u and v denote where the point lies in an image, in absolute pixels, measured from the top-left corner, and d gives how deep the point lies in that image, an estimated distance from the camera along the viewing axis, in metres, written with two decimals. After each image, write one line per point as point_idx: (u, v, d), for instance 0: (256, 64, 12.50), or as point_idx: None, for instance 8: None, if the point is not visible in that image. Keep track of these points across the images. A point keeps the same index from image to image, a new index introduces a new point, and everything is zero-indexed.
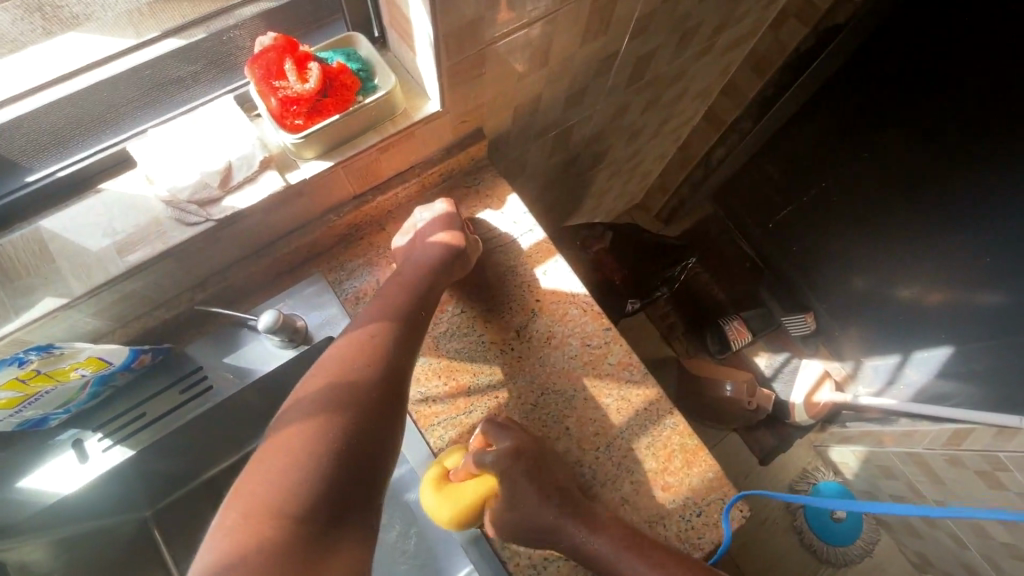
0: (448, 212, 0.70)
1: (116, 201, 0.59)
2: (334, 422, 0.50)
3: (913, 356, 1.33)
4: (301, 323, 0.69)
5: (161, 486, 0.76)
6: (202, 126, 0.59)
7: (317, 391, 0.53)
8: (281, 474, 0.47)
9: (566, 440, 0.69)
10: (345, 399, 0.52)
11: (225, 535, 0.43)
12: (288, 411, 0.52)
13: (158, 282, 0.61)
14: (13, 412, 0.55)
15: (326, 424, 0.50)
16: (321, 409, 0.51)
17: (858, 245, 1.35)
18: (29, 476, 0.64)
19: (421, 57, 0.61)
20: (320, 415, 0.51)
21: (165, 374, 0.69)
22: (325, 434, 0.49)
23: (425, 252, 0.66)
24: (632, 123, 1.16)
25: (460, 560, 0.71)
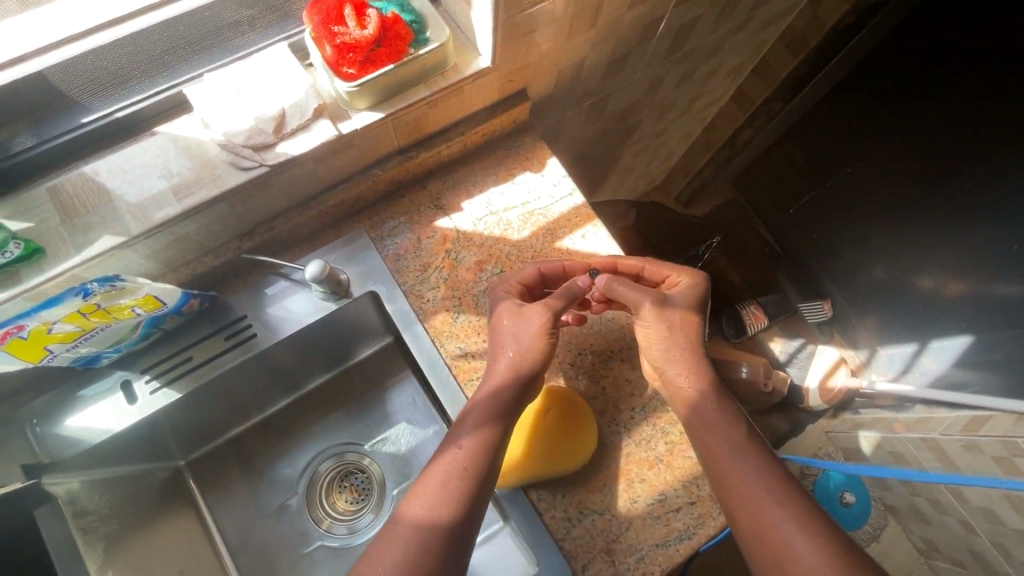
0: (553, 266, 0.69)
1: (171, 143, 0.59)
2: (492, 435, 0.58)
3: (931, 345, 1.33)
4: (344, 277, 0.69)
5: (198, 434, 0.78)
6: (257, 72, 0.60)
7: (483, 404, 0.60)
8: (458, 476, 0.54)
9: (602, 400, 0.70)
10: (499, 413, 0.59)
11: (408, 529, 0.51)
12: (460, 421, 0.59)
13: (209, 227, 0.62)
14: (70, 347, 0.56)
15: (489, 440, 0.57)
16: (486, 423, 0.58)
17: (880, 233, 1.35)
18: (75, 416, 0.65)
19: (477, 11, 0.61)
20: (485, 429, 0.58)
21: (209, 321, 0.70)
22: (490, 448, 0.57)
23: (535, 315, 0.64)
24: (664, 98, 1.15)
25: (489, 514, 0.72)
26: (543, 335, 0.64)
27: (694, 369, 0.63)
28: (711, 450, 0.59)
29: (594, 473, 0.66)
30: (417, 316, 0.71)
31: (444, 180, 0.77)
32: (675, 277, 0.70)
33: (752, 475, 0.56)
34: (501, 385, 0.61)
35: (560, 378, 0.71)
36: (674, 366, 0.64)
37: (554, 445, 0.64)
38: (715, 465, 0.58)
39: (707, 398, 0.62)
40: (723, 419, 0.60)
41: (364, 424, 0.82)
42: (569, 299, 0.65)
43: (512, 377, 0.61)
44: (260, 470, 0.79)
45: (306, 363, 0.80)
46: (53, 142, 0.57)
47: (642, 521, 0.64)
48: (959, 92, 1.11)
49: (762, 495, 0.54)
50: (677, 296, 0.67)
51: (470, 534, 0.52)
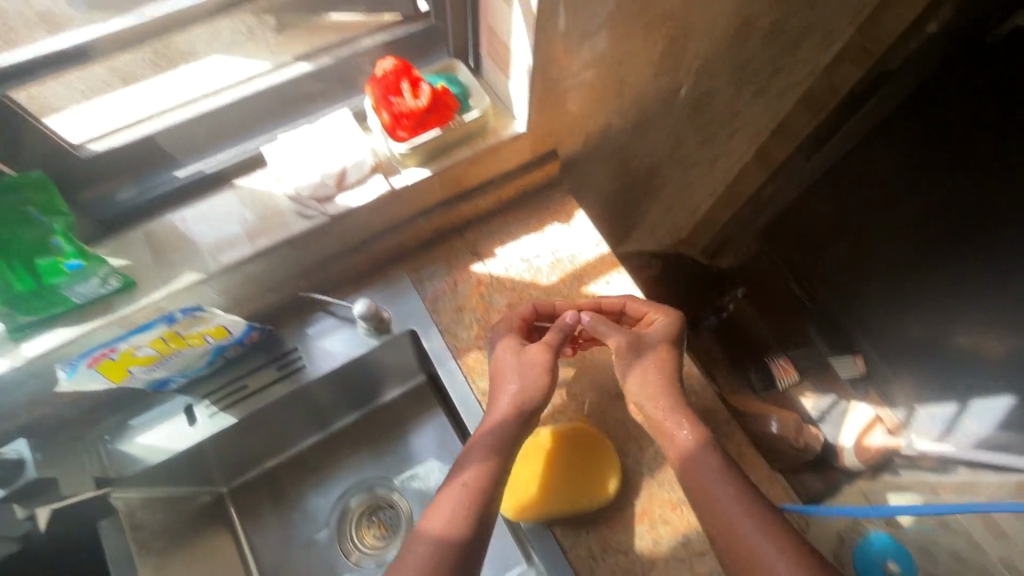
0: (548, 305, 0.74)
1: (248, 194, 0.69)
2: (497, 463, 0.62)
3: (971, 405, 1.30)
4: (386, 315, 0.76)
5: (242, 462, 0.83)
6: (324, 134, 0.70)
7: (491, 431, 0.64)
8: (459, 501, 0.59)
9: (625, 439, 0.72)
10: (505, 443, 0.63)
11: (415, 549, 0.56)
12: (471, 448, 0.64)
13: (274, 267, 0.70)
14: (149, 368, 0.63)
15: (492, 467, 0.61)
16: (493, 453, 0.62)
17: (908, 292, 1.35)
18: (140, 436, 0.71)
19: (516, 85, 0.70)
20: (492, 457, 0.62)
21: (263, 353, 0.76)
22: (492, 476, 0.61)
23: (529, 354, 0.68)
24: (687, 156, 1.23)
25: (513, 555, 0.74)
26: (543, 374, 0.67)
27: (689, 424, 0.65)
28: (712, 505, 0.60)
29: (617, 512, 0.68)
30: (451, 353, 0.76)
31: (480, 229, 0.84)
32: (652, 314, 0.74)
33: (750, 522, 0.58)
34: (501, 425, 0.64)
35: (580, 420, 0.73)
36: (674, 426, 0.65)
37: (576, 465, 0.68)
38: (711, 511, 0.60)
39: (698, 445, 0.64)
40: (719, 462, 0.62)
41: (394, 460, 0.87)
42: (558, 340, 0.70)
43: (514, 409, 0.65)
44: (294, 502, 0.84)
45: (347, 397, 0.85)
46: (154, 194, 0.67)
47: (666, 564, 0.65)
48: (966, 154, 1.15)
49: (760, 542, 0.57)
50: (654, 337, 0.72)
51: (471, 554, 0.57)
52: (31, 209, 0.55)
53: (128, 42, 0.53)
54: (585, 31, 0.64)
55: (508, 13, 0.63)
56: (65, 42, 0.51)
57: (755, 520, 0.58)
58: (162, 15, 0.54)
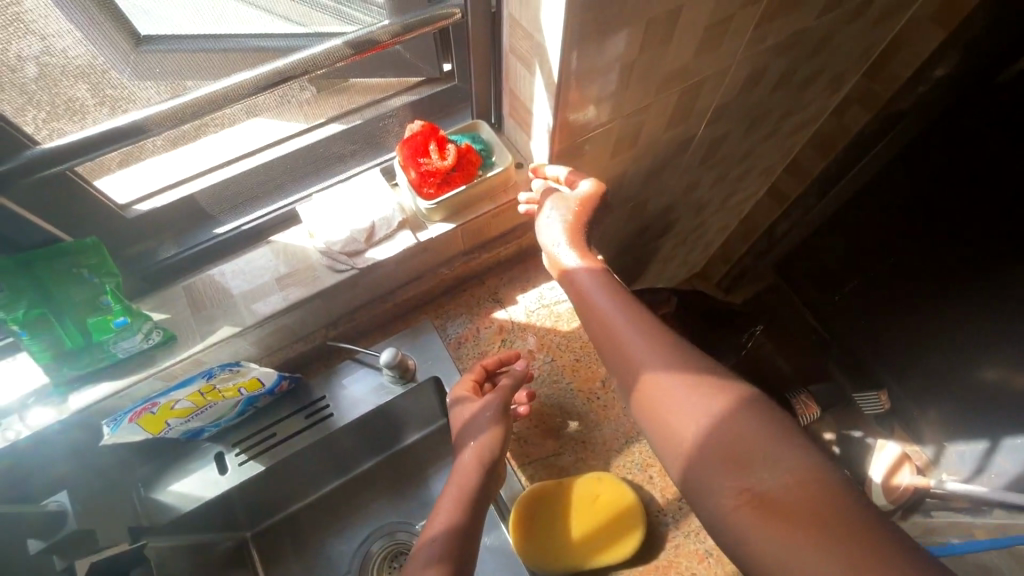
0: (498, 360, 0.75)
1: (283, 249, 0.72)
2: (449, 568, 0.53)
3: (1004, 443, 1.21)
4: (411, 363, 0.77)
5: (265, 509, 0.85)
6: (355, 192, 0.73)
7: (444, 533, 0.57)
8: None
9: (649, 488, 0.72)
10: (457, 543, 0.56)
11: None
12: (416, 556, 0.56)
13: (305, 318, 0.73)
14: (185, 420, 0.65)
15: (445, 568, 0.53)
16: (445, 554, 0.54)
17: (939, 325, 1.31)
18: (172, 485, 0.73)
19: (536, 141, 0.74)
20: (445, 557, 0.54)
21: (292, 402, 0.77)
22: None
23: (487, 406, 0.68)
24: (700, 196, 1.25)
25: None
26: (501, 420, 0.67)
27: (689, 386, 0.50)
28: (690, 472, 0.47)
29: (641, 565, 0.67)
30: None
31: (501, 277, 0.86)
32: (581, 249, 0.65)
33: (742, 487, 0.44)
34: (467, 476, 0.63)
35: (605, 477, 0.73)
36: (673, 397, 0.50)
37: (557, 495, 0.70)
38: (692, 476, 0.47)
39: (698, 408, 0.48)
40: (733, 426, 0.46)
41: (414, 505, 0.88)
42: (512, 387, 0.70)
43: (466, 499, 0.60)
44: (316, 548, 0.85)
45: (370, 441, 0.87)
46: (194, 250, 0.71)
47: None
48: (975, 182, 1.16)
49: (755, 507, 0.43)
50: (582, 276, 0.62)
51: None
52: (83, 271, 0.59)
53: (176, 118, 0.58)
54: (601, 91, 0.67)
55: (530, 78, 0.67)
56: (125, 120, 0.56)
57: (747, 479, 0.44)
58: (207, 94, 0.58)
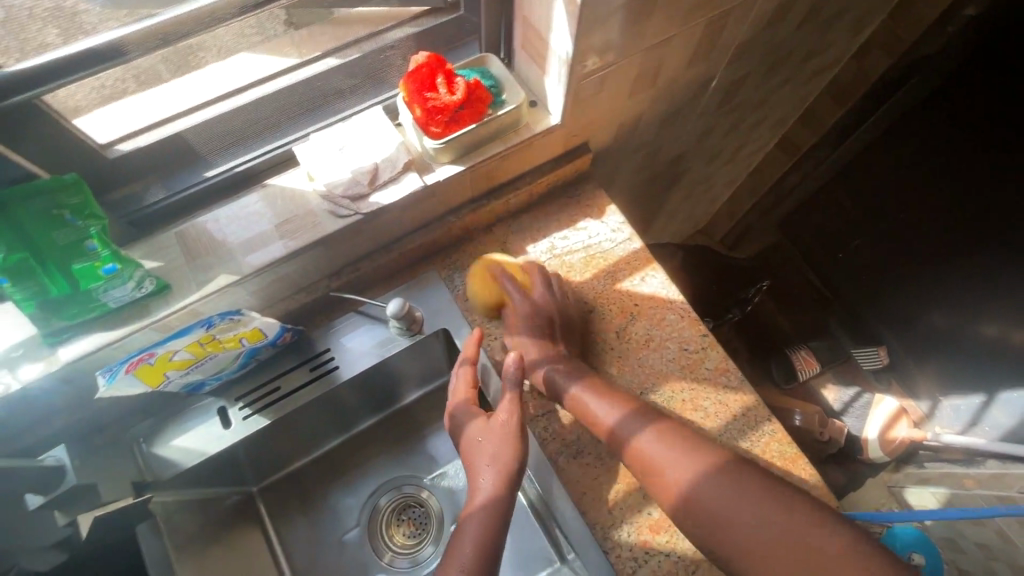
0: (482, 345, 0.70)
1: (280, 192, 0.67)
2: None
3: (1000, 396, 1.26)
4: (418, 314, 0.74)
5: (268, 465, 0.85)
6: (356, 132, 0.68)
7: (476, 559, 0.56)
8: None
9: None
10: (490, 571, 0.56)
11: None
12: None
13: (306, 268, 0.69)
14: (184, 373, 0.62)
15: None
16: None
17: (941, 283, 1.29)
18: (170, 441, 0.69)
19: (551, 77, 0.68)
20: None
21: (295, 354, 0.74)
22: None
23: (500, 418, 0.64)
24: (713, 146, 1.20)
25: (544, 559, 0.73)
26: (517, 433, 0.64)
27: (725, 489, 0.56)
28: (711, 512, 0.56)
29: (656, 513, 0.67)
30: (484, 352, 0.75)
31: (510, 226, 0.82)
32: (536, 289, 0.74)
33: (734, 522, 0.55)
34: (496, 501, 0.60)
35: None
36: (730, 513, 0.55)
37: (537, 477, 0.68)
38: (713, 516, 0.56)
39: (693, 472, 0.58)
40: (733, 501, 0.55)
41: (422, 458, 0.89)
42: (516, 393, 0.66)
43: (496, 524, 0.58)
44: (324, 502, 0.86)
45: (378, 395, 0.87)
46: (181, 194, 0.66)
47: (709, 565, 0.64)
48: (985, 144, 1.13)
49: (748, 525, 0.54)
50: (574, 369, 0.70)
51: None
52: (64, 213, 0.54)
53: (157, 40, 0.52)
54: (625, 21, 0.61)
55: (548, 3, 0.61)
56: (99, 40, 0.50)
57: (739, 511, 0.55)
58: (190, 12, 0.52)
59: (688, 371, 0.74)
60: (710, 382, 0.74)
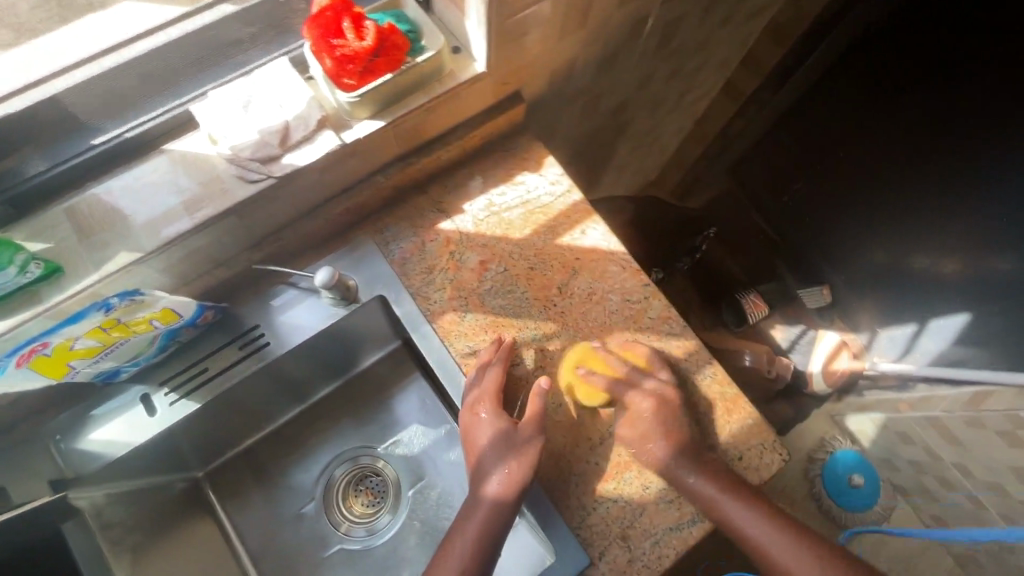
0: (503, 353, 0.69)
1: (181, 159, 0.61)
2: None
3: (930, 325, 1.35)
4: (352, 282, 0.71)
5: (209, 449, 0.81)
6: (261, 87, 0.62)
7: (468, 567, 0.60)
8: None
9: (609, 389, 0.71)
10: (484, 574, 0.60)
11: None
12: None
13: (221, 239, 0.64)
14: (92, 361, 0.58)
15: None
16: None
17: (882, 223, 1.35)
18: (94, 434, 0.66)
19: (472, 20, 0.64)
20: None
21: (222, 333, 0.70)
22: None
23: (517, 437, 0.65)
24: (655, 93, 1.18)
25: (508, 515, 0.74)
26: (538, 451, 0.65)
27: (696, 468, 0.65)
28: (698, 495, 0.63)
29: (604, 463, 0.68)
30: (424, 317, 0.72)
31: (445, 184, 0.79)
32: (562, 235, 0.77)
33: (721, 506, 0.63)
34: (499, 518, 0.62)
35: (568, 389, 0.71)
36: (712, 496, 0.63)
37: None
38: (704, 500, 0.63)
39: (671, 451, 0.66)
40: (709, 483, 0.63)
41: (375, 428, 0.88)
42: (541, 408, 0.67)
43: (491, 534, 0.61)
44: (275, 480, 0.84)
45: (324, 365, 0.84)
46: (64, 165, 0.59)
47: (655, 506, 0.66)
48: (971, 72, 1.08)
49: (729, 507, 0.62)
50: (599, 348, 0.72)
51: None
52: None
53: None
54: None
55: None
56: None
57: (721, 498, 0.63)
58: None
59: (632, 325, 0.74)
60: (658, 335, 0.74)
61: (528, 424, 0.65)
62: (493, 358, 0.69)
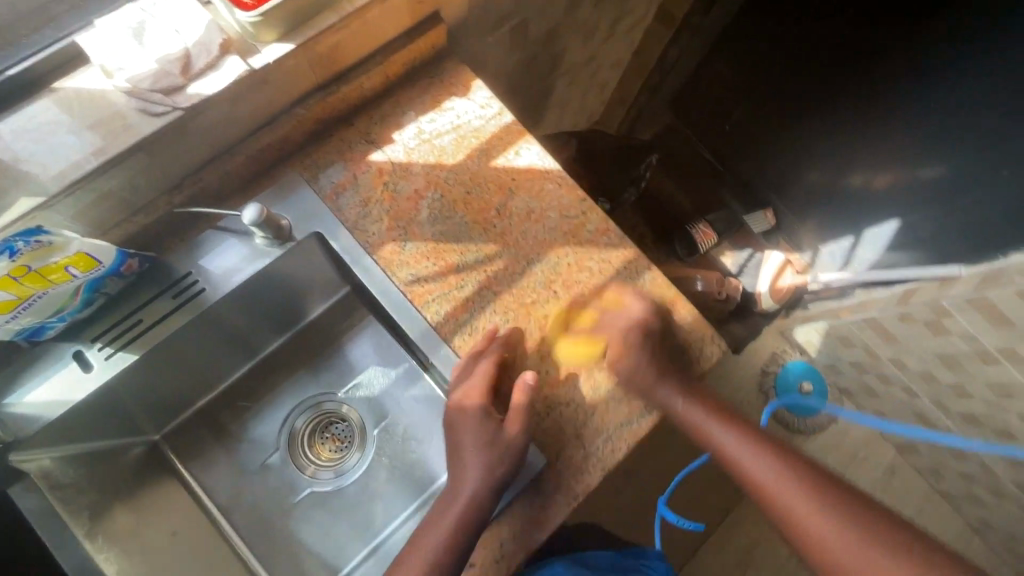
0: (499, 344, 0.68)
1: (75, 97, 0.57)
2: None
3: (864, 235, 1.42)
4: (284, 222, 0.70)
5: (161, 410, 0.80)
6: (158, 16, 0.59)
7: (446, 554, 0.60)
8: None
9: (555, 302, 0.73)
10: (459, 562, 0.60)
11: None
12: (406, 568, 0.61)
13: (133, 181, 0.61)
14: (9, 317, 0.55)
15: None
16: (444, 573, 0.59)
17: (818, 140, 1.40)
18: (26, 396, 0.63)
19: None
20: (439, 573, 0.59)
21: (152, 284, 0.68)
22: None
23: (501, 432, 0.65)
24: (586, 19, 1.16)
25: None
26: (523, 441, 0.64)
27: (729, 433, 0.68)
28: (733, 458, 0.67)
29: (552, 372, 0.70)
30: (364, 250, 0.72)
31: (371, 115, 0.77)
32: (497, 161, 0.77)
33: (757, 471, 0.65)
34: (478, 510, 0.62)
35: (513, 306, 0.72)
36: (753, 462, 0.65)
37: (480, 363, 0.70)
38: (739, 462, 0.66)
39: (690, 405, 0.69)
40: (724, 437, 0.68)
41: (333, 374, 0.88)
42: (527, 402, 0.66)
43: (467, 526, 0.61)
44: (236, 433, 0.84)
45: (275, 312, 0.83)
46: None
47: (605, 406, 0.69)
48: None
49: (760, 469, 0.65)
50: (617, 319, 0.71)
51: None
52: None
53: None
54: None
55: None
56: None
57: (757, 464, 0.65)
58: None
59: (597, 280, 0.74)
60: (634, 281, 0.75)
61: (514, 418, 0.65)
62: (488, 348, 0.69)
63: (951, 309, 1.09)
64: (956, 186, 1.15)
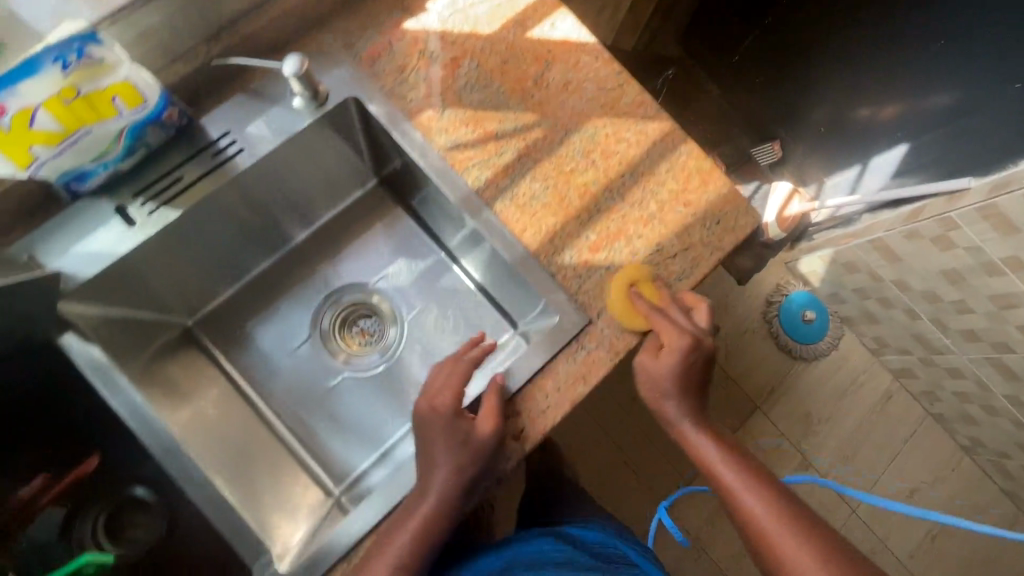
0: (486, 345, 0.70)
1: None
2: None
3: (871, 163, 1.37)
4: (321, 85, 0.69)
5: (194, 293, 0.80)
6: None
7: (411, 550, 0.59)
8: None
9: (593, 172, 0.73)
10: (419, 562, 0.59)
11: None
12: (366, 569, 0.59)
13: (174, 20, 0.63)
14: (56, 151, 0.58)
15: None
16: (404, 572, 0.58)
17: (821, 69, 1.36)
18: (70, 249, 0.63)
19: None
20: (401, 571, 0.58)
21: (193, 142, 0.68)
22: None
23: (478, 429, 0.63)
24: None
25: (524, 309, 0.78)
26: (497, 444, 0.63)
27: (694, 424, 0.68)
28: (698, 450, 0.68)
29: (592, 237, 0.71)
30: (402, 114, 0.71)
31: None
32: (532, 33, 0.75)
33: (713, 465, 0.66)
34: (445, 513, 0.61)
35: (553, 174, 0.72)
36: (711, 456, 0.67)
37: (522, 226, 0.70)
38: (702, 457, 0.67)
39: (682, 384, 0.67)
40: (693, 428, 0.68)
41: (365, 263, 0.87)
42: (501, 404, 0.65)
43: (432, 531, 0.60)
44: (268, 316, 0.85)
45: (314, 194, 0.81)
46: None
47: (644, 270, 0.70)
48: None
49: (718, 465, 0.66)
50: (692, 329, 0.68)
51: None
52: None
53: None
54: None
55: None
56: None
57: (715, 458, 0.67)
58: None
59: (631, 279, 0.68)
60: (667, 288, 0.69)
61: (491, 416, 0.64)
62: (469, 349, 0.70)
63: (957, 221, 1.06)
64: (967, 110, 1.09)
